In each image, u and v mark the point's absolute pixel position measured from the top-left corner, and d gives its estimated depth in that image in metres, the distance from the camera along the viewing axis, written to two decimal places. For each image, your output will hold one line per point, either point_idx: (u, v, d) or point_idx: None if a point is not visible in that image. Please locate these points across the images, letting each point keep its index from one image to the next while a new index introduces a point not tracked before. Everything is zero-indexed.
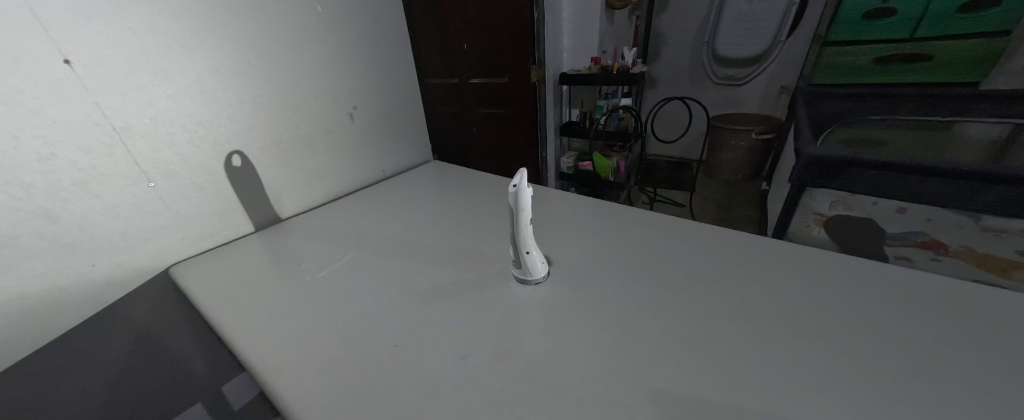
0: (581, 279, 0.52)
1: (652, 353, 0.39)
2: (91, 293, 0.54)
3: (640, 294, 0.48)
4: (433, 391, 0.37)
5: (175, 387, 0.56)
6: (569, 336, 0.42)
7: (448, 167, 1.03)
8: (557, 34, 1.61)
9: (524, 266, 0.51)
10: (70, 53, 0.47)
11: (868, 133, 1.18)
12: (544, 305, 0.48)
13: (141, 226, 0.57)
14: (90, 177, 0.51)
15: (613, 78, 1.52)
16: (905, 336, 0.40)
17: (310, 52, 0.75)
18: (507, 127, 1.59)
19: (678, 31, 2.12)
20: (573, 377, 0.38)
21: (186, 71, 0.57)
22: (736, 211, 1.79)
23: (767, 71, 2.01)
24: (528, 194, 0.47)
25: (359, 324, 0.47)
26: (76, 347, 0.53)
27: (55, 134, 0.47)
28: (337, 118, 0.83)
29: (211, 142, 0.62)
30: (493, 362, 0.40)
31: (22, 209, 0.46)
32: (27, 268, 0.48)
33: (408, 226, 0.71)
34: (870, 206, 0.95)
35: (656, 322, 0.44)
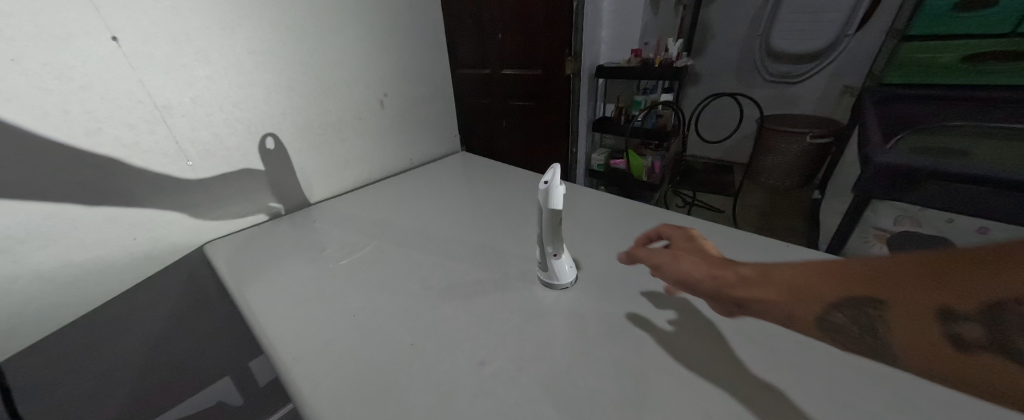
0: (611, 287, 0.48)
1: (693, 379, 0.35)
2: (132, 265, 0.56)
3: (679, 311, 0.43)
4: (446, 398, 0.35)
5: (193, 346, 0.69)
6: (598, 352, 0.39)
7: (476, 160, 1.01)
8: (597, 24, 1.54)
9: (548, 270, 0.48)
10: (117, 31, 0.48)
11: (951, 140, 1.03)
12: (569, 311, 0.45)
13: (179, 203, 0.58)
14: (133, 153, 0.52)
15: (654, 72, 1.43)
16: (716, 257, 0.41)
17: (345, 36, 0.74)
18: (538, 121, 1.55)
19: (728, 24, 1.96)
20: (597, 397, 0.34)
21: (225, 52, 0.58)
22: (782, 220, 1.65)
23: (829, 68, 1.82)
24: (560, 192, 0.43)
25: (376, 318, 0.45)
26: (116, 315, 0.57)
27: (101, 109, 0.48)
28: (368, 105, 0.82)
29: (246, 124, 0.63)
30: (513, 371, 0.37)
31: (72, 182, 0.48)
32: (73, 237, 0.50)
33: (432, 218, 0.69)
34: (943, 225, 0.86)
35: (694, 343, 0.39)
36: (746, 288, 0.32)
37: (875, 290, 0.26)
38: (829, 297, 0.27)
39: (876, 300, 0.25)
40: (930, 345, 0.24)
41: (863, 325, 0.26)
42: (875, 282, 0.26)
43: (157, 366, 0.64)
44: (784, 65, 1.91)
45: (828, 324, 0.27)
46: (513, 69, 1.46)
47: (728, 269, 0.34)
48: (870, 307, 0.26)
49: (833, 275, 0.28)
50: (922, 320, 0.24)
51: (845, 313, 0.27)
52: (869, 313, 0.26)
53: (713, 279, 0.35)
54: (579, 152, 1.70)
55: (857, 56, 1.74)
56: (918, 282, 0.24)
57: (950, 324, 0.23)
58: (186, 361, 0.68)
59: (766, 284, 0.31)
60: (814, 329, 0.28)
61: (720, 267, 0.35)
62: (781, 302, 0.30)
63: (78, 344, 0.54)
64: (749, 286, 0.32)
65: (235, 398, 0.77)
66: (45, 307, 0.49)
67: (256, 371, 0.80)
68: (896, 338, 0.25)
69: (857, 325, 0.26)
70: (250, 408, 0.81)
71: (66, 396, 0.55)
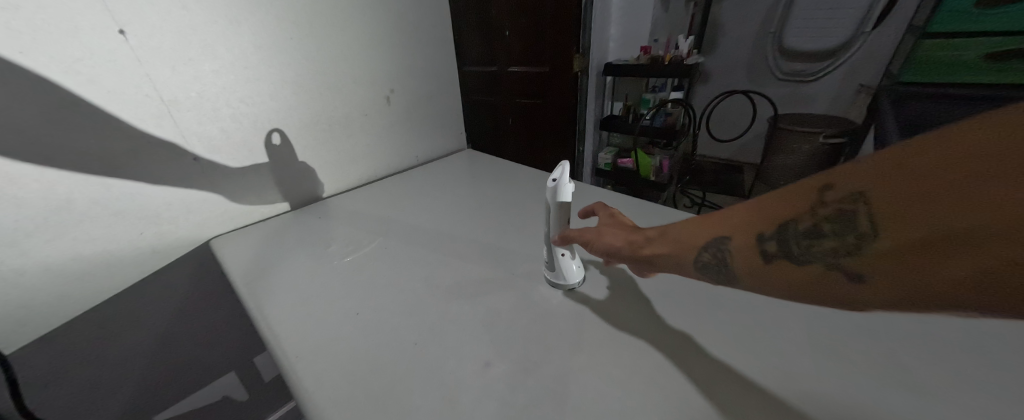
0: (621, 288, 0.47)
1: (706, 383, 0.34)
2: (138, 259, 0.56)
3: (691, 314, 0.42)
4: (451, 400, 0.34)
5: (199, 341, 0.69)
6: (607, 354, 0.38)
7: (483, 158, 1.00)
8: (605, 21, 1.52)
9: (555, 269, 0.47)
10: (124, 24, 0.47)
11: None
12: (577, 312, 0.44)
13: (186, 198, 0.58)
14: (140, 147, 0.52)
15: (664, 69, 1.41)
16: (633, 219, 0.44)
17: (353, 32, 0.73)
18: (544, 119, 1.54)
19: (740, 21, 1.93)
20: (606, 401, 0.33)
21: (231, 47, 0.57)
22: None
23: (844, 66, 1.78)
24: (568, 189, 0.43)
25: (380, 315, 0.45)
26: (122, 310, 0.57)
27: (109, 103, 0.48)
28: (374, 101, 0.82)
29: (252, 119, 0.63)
30: (518, 373, 0.36)
31: (80, 176, 0.48)
32: (80, 232, 0.50)
33: (438, 216, 0.69)
34: None
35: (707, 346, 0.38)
36: (644, 245, 0.35)
37: (724, 226, 0.29)
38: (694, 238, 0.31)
39: (723, 235, 0.29)
40: (757, 266, 0.26)
41: (711, 257, 0.29)
42: (727, 221, 0.30)
43: (163, 359, 0.65)
44: (797, 64, 1.87)
45: (697, 265, 0.30)
46: (520, 67, 1.45)
47: (639, 234, 0.38)
48: (718, 242, 0.29)
49: (701, 220, 0.32)
50: (747, 244, 0.27)
51: (704, 250, 0.29)
52: (716, 246, 0.29)
53: (627, 244, 0.37)
54: (586, 151, 1.69)
55: (873, 54, 1.69)
56: (753, 215, 0.28)
57: (764, 244, 0.26)
58: (192, 356, 0.68)
59: (660, 239, 0.34)
60: (688, 272, 0.31)
61: (632, 233, 0.38)
62: (668, 252, 0.33)
63: (85, 338, 0.54)
64: (647, 243, 0.35)
65: (241, 392, 0.78)
66: (52, 300, 0.50)
67: (262, 366, 0.80)
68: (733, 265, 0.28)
69: (707, 258, 0.29)
70: (256, 403, 0.81)
71: (73, 389, 0.55)
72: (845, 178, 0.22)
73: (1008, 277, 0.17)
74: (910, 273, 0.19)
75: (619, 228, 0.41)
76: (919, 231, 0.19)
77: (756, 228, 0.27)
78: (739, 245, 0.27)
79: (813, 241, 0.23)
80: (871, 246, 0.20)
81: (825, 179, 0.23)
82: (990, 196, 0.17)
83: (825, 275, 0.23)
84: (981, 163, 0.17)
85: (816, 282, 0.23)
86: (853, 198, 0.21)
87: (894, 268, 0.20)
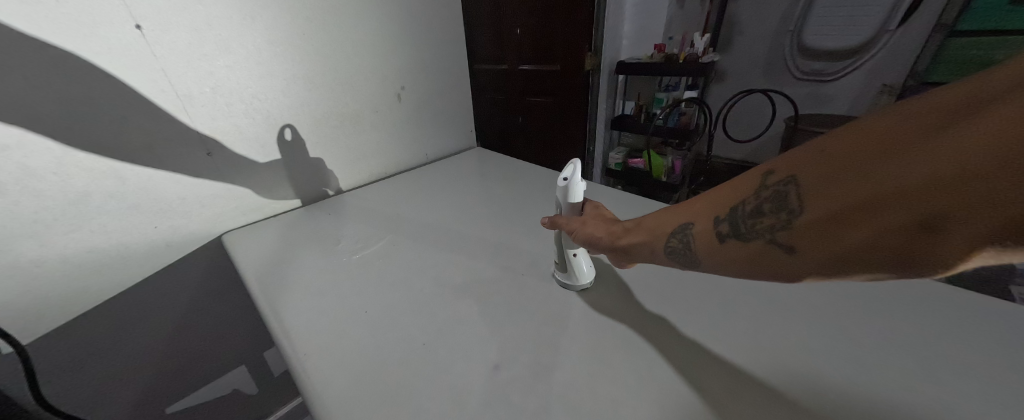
0: (634, 292, 0.46)
1: (723, 393, 0.33)
2: (152, 253, 0.57)
3: (708, 320, 0.41)
4: (459, 402, 0.34)
5: (211, 334, 0.70)
6: (620, 360, 0.37)
7: (492, 156, 1.00)
8: (618, 19, 1.49)
9: (566, 270, 0.46)
10: (141, 19, 0.48)
11: None
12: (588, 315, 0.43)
13: (199, 193, 0.59)
14: (155, 142, 0.53)
15: (678, 67, 1.38)
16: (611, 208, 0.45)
17: (365, 29, 0.73)
18: (554, 118, 1.52)
19: (757, 19, 1.88)
20: (619, 409, 0.32)
21: (245, 42, 0.58)
22: None
23: (866, 65, 1.72)
24: (580, 189, 0.42)
25: (388, 314, 0.44)
26: (136, 302, 0.58)
27: (125, 96, 0.49)
28: (385, 98, 0.81)
29: (264, 115, 0.63)
30: (528, 377, 0.36)
31: (96, 169, 0.49)
32: (95, 225, 0.50)
33: (448, 215, 0.68)
34: None
35: (725, 354, 0.37)
36: (621, 234, 0.38)
37: (688, 214, 0.33)
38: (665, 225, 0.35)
39: (688, 221, 0.32)
40: (714, 245, 0.30)
41: (679, 241, 0.32)
42: (691, 209, 0.33)
43: (176, 352, 0.66)
44: (816, 63, 1.82)
45: (666, 250, 0.33)
46: (531, 65, 1.44)
47: (616, 225, 0.40)
48: (685, 227, 0.32)
49: (670, 210, 0.36)
50: (708, 226, 0.30)
51: (673, 236, 0.33)
52: (683, 230, 0.32)
53: (606, 234, 0.39)
54: (596, 151, 1.67)
55: (897, 53, 1.63)
56: (711, 201, 0.31)
57: (720, 225, 0.29)
58: (203, 349, 0.69)
59: (635, 228, 0.38)
60: (658, 259, 0.35)
61: (610, 223, 0.40)
62: (644, 241, 0.36)
63: (100, 329, 0.55)
64: (625, 232, 0.38)
65: (251, 386, 0.78)
66: (69, 292, 0.50)
67: (272, 361, 0.81)
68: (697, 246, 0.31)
69: (675, 241, 0.33)
70: (266, 397, 0.82)
71: (89, 379, 0.56)
72: (781, 165, 0.26)
73: (897, 238, 0.20)
74: (832, 240, 0.23)
75: (600, 217, 0.43)
76: (833, 203, 0.23)
77: (714, 212, 0.30)
78: (701, 227, 0.31)
79: (756, 219, 0.27)
80: (798, 219, 0.24)
81: (767, 168, 0.28)
82: (882, 171, 0.21)
83: (767, 249, 0.26)
84: (870, 148, 0.21)
85: (759, 256, 0.27)
86: (786, 181, 0.25)
87: (817, 235, 0.23)
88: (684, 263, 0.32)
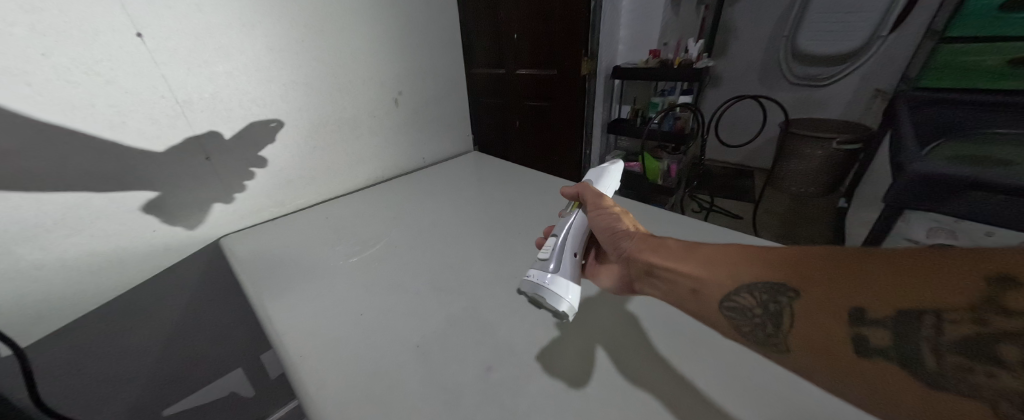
0: (645, 324, 0.42)
1: (710, 395, 0.34)
2: (151, 256, 0.57)
3: (728, 360, 0.37)
4: (451, 404, 0.34)
5: (208, 338, 0.70)
6: (610, 362, 0.38)
7: (489, 160, 1.00)
8: (615, 25, 1.51)
9: (565, 263, 0.42)
10: (141, 27, 0.48)
11: (986, 150, 0.92)
12: (591, 347, 0.39)
13: (197, 197, 0.59)
14: (154, 147, 0.53)
15: (673, 73, 1.39)
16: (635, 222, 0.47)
17: (363, 37, 0.74)
18: (551, 122, 1.53)
19: (752, 25, 1.90)
20: (607, 410, 0.33)
21: (244, 49, 0.59)
22: (805, 227, 1.58)
23: (859, 71, 1.74)
24: (612, 187, 0.55)
25: (383, 318, 0.45)
26: (134, 305, 0.58)
27: (126, 103, 0.50)
28: (382, 103, 0.82)
29: (263, 120, 0.64)
30: (520, 379, 0.36)
31: (96, 175, 0.49)
32: (95, 229, 0.51)
33: (443, 218, 0.69)
34: (981, 238, 0.80)
35: (748, 406, 0.33)
36: (683, 273, 0.36)
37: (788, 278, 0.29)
38: (748, 281, 0.32)
39: (799, 290, 0.28)
40: (827, 341, 0.26)
41: (772, 312, 0.29)
42: (793, 272, 0.29)
43: (173, 355, 0.66)
44: (810, 68, 1.84)
45: (755, 307, 0.31)
46: (528, 70, 1.46)
47: (666, 245, 0.39)
48: (782, 294, 0.29)
49: (756, 262, 0.32)
50: (829, 317, 0.26)
51: (774, 299, 0.30)
52: (779, 300, 0.29)
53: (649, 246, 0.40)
54: (592, 155, 1.68)
55: (890, 59, 1.65)
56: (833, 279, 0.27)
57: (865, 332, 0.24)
58: (201, 352, 0.70)
59: (703, 269, 0.35)
60: (721, 315, 0.33)
61: (657, 242, 0.40)
62: (717, 284, 0.34)
63: (98, 332, 0.56)
64: (694, 266, 0.36)
65: (247, 389, 0.79)
66: (68, 295, 0.51)
67: (268, 363, 0.81)
68: (797, 331, 0.28)
69: (767, 311, 0.30)
70: (261, 400, 0.82)
71: (87, 383, 0.57)
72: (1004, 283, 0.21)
73: None
74: None
75: (653, 238, 0.41)
76: None
77: (844, 303, 0.26)
78: (814, 310, 0.27)
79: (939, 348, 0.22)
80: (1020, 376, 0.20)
81: (979, 276, 0.22)
82: None
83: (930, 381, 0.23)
84: None
85: (908, 381, 0.23)
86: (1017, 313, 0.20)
87: None
88: (765, 345, 0.30)
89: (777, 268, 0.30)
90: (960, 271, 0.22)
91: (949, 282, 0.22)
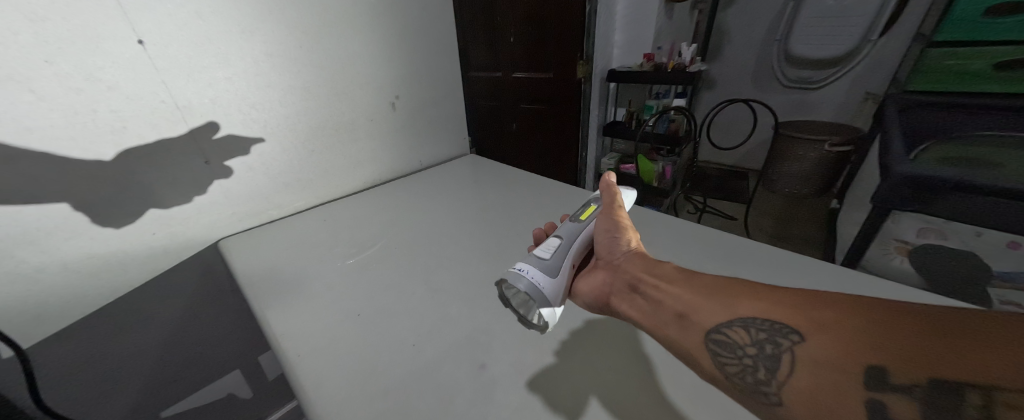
0: (641, 341, 0.41)
1: (693, 390, 0.36)
2: (152, 258, 0.58)
3: None
4: (446, 400, 0.35)
5: (206, 339, 0.71)
6: (598, 360, 0.39)
7: (486, 163, 1.02)
8: (609, 29, 1.53)
9: (562, 271, 0.42)
10: (143, 35, 0.50)
11: (972, 151, 0.94)
12: (592, 375, 0.37)
13: (197, 200, 0.60)
14: (155, 151, 0.54)
15: (667, 76, 1.41)
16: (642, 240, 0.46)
17: (362, 42, 0.76)
18: (548, 124, 1.55)
19: (746, 28, 1.93)
20: (596, 404, 0.34)
21: (244, 55, 0.60)
22: (798, 228, 1.60)
23: (851, 73, 1.76)
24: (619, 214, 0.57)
25: (380, 319, 0.46)
26: (134, 307, 0.59)
27: (127, 109, 0.51)
28: (380, 106, 0.84)
29: (262, 124, 0.65)
30: (513, 377, 0.37)
31: (98, 178, 0.50)
32: (96, 231, 0.52)
33: (440, 220, 0.70)
34: (970, 238, 0.81)
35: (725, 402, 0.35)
36: (680, 299, 0.34)
37: (795, 318, 0.27)
38: (747, 317, 0.29)
39: (809, 335, 0.26)
40: (823, 398, 0.24)
41: (767, 353, 0.27)
42: (801, 313, 0.27)
43: (171, 358, 0.66)
44: (803, 71, 1.87)
45: (754, 346, 0.28)
46: (525, 73, 1.47)
47: (670, 270, 0.37)
48: (782, 336, 0.27)
49: (762, 299, 0.30)
50: (833, 369, 0.24)
51: (779, 338, 0.27)
52: (779, 342, 0.27)
53: (650, 270, 0.38)
54: (588, 157, 1.69)
55: (880, 62, 1.68)
56: (847, 329, 0.25)
57: (877, 394, 0.22)
58: (200, 353, 0.71)
59: (703, 298, 0.32)
60: (707, 349, 0.30)
61: (659, 265, 0.38)
62: (713, 314, 0.31)
63: (99, 334, 0.56)
64: (696, 293, 0.33)
65: (245, 391, 0.79)
66: (69, 297, 0.52)
67: (266, 365, 0.82)
68: (791, 379, 0.26)
69: (761, 352, 0.27)
70: (258, 402, 0.82)
71: (88, 385, 0.57)
72: None
73: None
74: None
75: (657, 262, 0.39)
76: None
77: (855, 357, 0.23)
78: (818, 360, 0.25)
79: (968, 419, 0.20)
80: None
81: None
82: None
83: None
84: None
85: None
86: None
87: None
88: (750, 391, 0.27)
89: (791, 306, 0.28)
90: (1005, 347, 0.20)
91: (996, 359, 0.20)
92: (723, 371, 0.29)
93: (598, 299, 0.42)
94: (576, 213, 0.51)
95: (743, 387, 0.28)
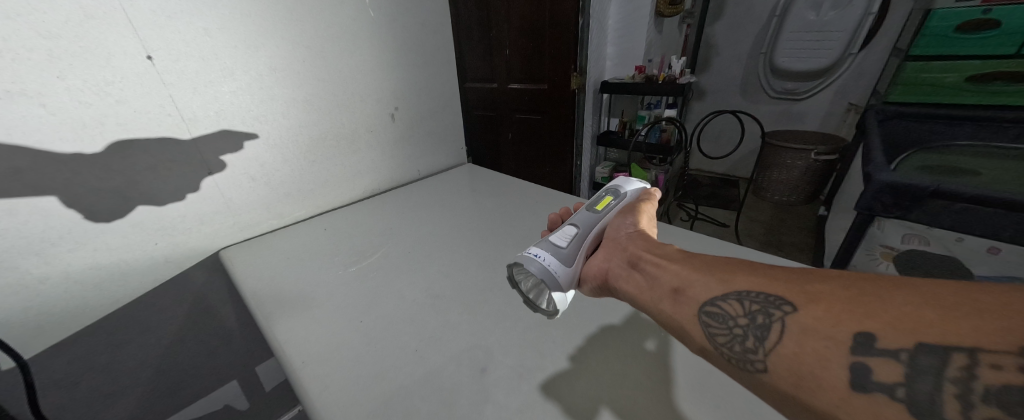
0: (635, 343, 0.43)
1: (685, 388, 0.37)
2: (152, 268, 0.59)
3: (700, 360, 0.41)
4: (449, 402, 0.37)
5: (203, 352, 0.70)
6: (596, 361, 0.41)
7: (483, 172, 1.04)
8: (602, 42, 1.58)
9: (576, 260, 0.44)
10: (152, 50, 0.51)
11: (948, 159, 0.98)
12: (606, 379, 0.39)
13: (198, 210, 0.61)
14: (160, 162, 0.55)
15: (657, 87, 1.45)
16: (651, 229, 0.47)
17: (362, 55, 0.78)
18: (543, 133, 1.58)
19: (733, 41, 2.00)
20: (595, 404, 0.36)
21: (249, 68, 0.61)
22: (788, 235, 1.63)
23: (835, 84, 1.83)
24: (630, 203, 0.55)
25: (383, 325, 0.47)
26: (134, 317, 0.59)
27: (134, 122, 0.52)
28: (380, 117, 0.86)
29: (264, 135, 0.66)
30: (514, 379, 0.39)
31: (102, 188, 0.51)
32: (99, 241, 0.52)
33: (438, 228, 0.72)
34: (953, 244, 0.85)
35: (715, 398, 0.36)
36: (677, 275, 0.34)
37: (789, 290, 0.27)
38: (742, 291, 0.30)
39: (802, 305, 0.26)
40: (809, 365, 0.24)
41: (758, 323, 0.27)
42: (795, 286, 0.27)
43: (170, 369, 0.66)
44: (788, 82, 1.93)
45: (748, 318, 0.28)
46: (520, 84, 1.51)
47: (666, 250, 0.38)
48: (775, 306, 0.27)
49: (757, 273, 0.30)
50: (820, 335, 0.24)
51: (772, 309, 0.27)
52: (771, 313, 0.27)
53: (649, 249, 0.39)
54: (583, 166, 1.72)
55: (861, 74, 1.74)
56: (839, 300, 0.25)
57: (864, 358, 0.22)
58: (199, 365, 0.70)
59: (698, 273, 0.33)
60: (700, 322, 0.30)
61: (657, 245, 0.39)
62: (708, 288, 0.31)
63: (99, 345, 0.57)
64: (692, 269, 0.34)
65: (242, 402, 0.78)
66: (71, 307, 0.52)
67: (264, 376, 0.81)
68: (779, 347, 0.26)
69: (752, 323, 0.27)
70: (255, 414, 0.81)
71: (86, 394, 0.57)
72: None
73: None
74: None
75: (655, 243, 0.40)
76: None
77: (846, 327, 0.24)
78: (808, 329, 0.25)
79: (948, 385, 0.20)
80: None
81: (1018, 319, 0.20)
82: None
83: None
84: None
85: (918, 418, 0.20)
86: None
87: None
88: (739, 360, 0.28)
89: (786, 279, 0.28)
90: (993, 317, 0.21)
91: (983, 327, 0.20)
92: (714, 342, 0.29)
93: (598, 280, 0.43)
94: (593, 202, 0.51)
95: (732, 357, 0.28)
